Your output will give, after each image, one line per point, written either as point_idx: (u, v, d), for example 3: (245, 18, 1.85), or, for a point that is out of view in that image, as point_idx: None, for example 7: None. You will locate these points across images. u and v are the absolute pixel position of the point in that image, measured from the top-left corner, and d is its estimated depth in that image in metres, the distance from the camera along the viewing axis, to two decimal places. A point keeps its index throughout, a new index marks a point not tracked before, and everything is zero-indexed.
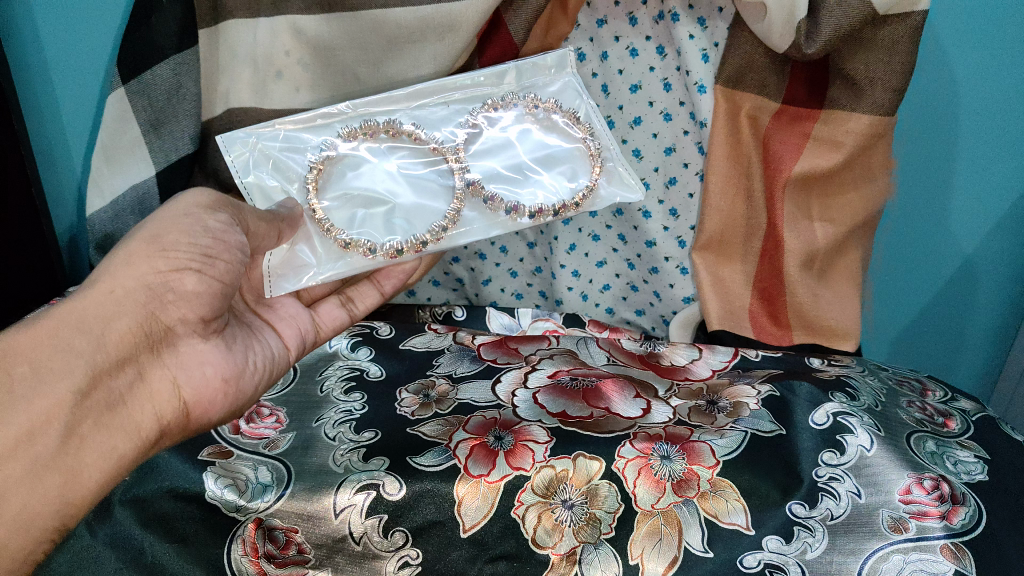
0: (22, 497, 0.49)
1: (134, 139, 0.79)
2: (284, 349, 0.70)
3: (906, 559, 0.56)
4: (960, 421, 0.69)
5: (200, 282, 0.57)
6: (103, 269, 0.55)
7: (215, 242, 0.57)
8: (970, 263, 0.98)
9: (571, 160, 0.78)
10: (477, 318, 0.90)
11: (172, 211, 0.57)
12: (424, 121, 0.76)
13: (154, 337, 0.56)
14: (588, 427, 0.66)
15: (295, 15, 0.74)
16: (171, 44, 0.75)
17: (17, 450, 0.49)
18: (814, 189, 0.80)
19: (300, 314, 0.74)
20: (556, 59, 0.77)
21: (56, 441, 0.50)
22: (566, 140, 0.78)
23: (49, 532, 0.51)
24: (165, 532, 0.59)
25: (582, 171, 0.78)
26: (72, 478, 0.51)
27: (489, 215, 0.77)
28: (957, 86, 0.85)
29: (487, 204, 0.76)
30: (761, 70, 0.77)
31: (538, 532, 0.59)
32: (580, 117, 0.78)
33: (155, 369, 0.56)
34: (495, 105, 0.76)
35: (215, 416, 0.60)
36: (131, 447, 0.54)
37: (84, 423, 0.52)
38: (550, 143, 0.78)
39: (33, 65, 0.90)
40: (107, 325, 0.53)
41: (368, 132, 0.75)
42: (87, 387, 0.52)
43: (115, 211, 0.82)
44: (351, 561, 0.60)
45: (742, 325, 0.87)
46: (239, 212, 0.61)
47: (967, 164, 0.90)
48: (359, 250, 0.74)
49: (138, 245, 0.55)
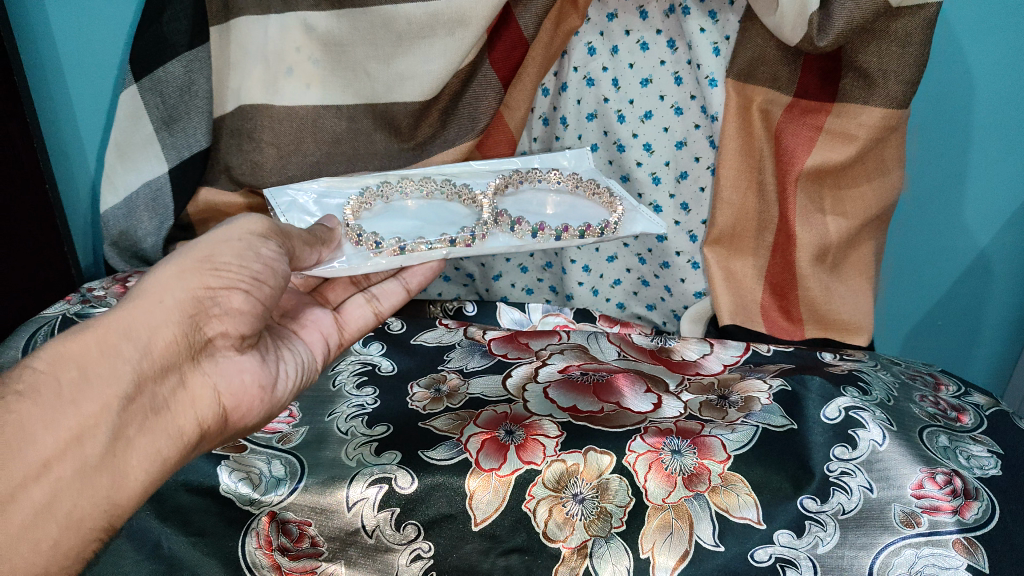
0: (70, 500, 0.46)
1: (146, 137, 0.81)
2: (313, 359, 0.64)
3: (919, 554, 0.55)
4: (974, 415, 0.69)
5: (247, 302, 0.53)
6: (151, 280, 0.51)
7: (266, 267, 0.55)
8: (986, 255, 0.97)
9: (588, 213, 0.80)
10: (488, 313, 0.89)
11: (224, 235, 0.55)
12: (460, 178, 0.80)
13: (195, 345, 0.52)
14: (599, 420, 0.66)
15: (306, 12, 0.75)
16: (184, 41, 0.77)
17: (66, 452, 0.46)
18: (827, 181, 0.79)
19: (323, 319, 0.68)
20: (573, 155, 0.85)
21: (104, 443, 0.47)
22: (589, 205, 0.81)
23: (97, 532, 0.48)
24: (181, 524, 0.60)
25: (601, 217, 0.79)
26: (119, 480, 0.48)
27: (517, 241, 0.76)
28: (973, 77, 0.84)
29: (514, 228, 0.76)
30: (773, 64, 0.77)
31: (549, 526, 0.59)
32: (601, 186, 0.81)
33: (195, 375, 0.53)
34: (521, 178, 0.81)
35: (252, 420, 0.57)
36: (176, 450, 0.51)
37: (130, 426, 0.49)
38: (577, 206, 0.81)
39: (47, 66, 0.91)
40: (155, 331, 0.50)
41: (406, 185, 0.79)
42: (134, 390, 0.49)
43: (128, 207, 0.83)
44: (364, 554, 0.60)
45: (754, 320, 0.86)
46: (286, 238, 0.59)
47: (982, 156, 0.89)
48: (388, 250, 0.71)
49: (189, 260, 0.52)
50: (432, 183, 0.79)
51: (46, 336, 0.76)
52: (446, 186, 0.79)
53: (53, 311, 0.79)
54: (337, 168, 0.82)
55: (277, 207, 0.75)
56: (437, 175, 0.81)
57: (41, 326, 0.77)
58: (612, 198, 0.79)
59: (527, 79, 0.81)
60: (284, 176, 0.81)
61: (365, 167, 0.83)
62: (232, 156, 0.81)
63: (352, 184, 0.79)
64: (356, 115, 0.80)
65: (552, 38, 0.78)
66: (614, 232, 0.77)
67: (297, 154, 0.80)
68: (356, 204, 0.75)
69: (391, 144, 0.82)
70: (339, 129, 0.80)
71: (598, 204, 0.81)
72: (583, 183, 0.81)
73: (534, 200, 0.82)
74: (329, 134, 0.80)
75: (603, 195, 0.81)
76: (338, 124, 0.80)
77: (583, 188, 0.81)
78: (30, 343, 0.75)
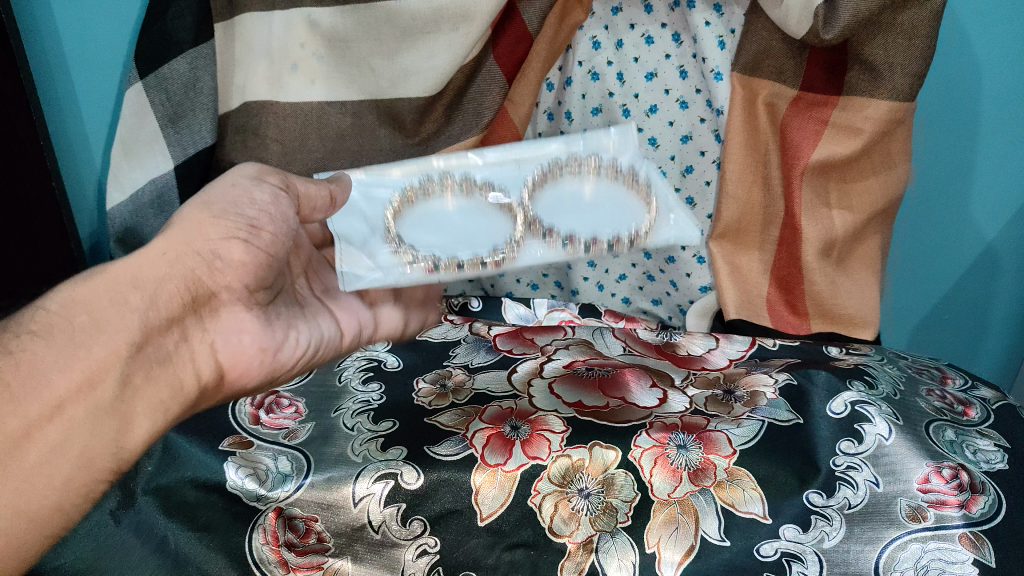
0: (79, 443, 0.52)
1: (152, 134, 0.81)
2: (336, 334, 0.69)
3: (925, 548, 0.56)
4: (980, 409, 0.69)
5: (246, 253, 0.58)
6: (161, 233, 0.57)
7: (262, 214, 0.58)
8: (993, 248, 0.96)
9: (620, 211, 0.66)
10: (493, 309, 0.89)
11: (227, 182, 0.59)
12: (495, 177, 0.68)
13: (201, 300, 0.58)
14: (607, 417, 0.66)
15: (309, 8, 0.75)
16: (188, 38, 0.77)
17: (78, 395, 0.52)
18: (832, 175, 0.79)
19: (359, 308, 0.72)
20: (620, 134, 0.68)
21: (113, 386, 0.53)
22: (621, 199, 0.67)
23: (107, 473, 0.54)
24: (187, 520, 0.60)
25: (630, 219, 0.65)
26: (125, 424, 0.54)
27: (548, 250, 0.65)
28: (980, 68, 0.84)
29: (544, 236, 0.65)
30: (778, 57, 0.76)
31: (554, 521, 0.60)
32: (639, 171, 0.67)
33: (198, 332, 0.58)
34: (560, 166, 0.68)
35: (252, 381, 0.63)
36: (176, 400, 0.57)
37: (138, 372, 0.55)
38: (611, 200, 0.67)
39: (53, 62, 0.91)
40: (160, 284, 0.56)
41: (447, 184, 0.68)
42: (141, 339, 0.55)
43: (134, 205, 0.85)
44: (370, 549, 0.60)
45: (760, 315, 0.86)
46: (292, 188, 0.61)
47: (990, 148, 0.89)
48: (422, 264, 0.63)
49: (195, 212, 0.58)
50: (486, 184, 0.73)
51: None
52: (485, 186, 0.67)
53: None
54: (343, 164, 0.83)
55: (335, 171, 0.72)
56: (479, 168, 0.69)
57: None
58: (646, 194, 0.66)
59: (531, 73, 0.80)
60: (290, 173, 0.82)
61: (369, 163, 0.83)
62: (236, 153, 0.83)
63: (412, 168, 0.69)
64: (360, 111, 0.80)
65: (557, 32, 0.78)
66: (642, 240, 0.64)
67: (301, 151, 0.81)
68: (398, 203, 0.67)
69: (396, 139, 0.82)
70: (342, 124, 0.81)
71: (628, 192, 0.67)
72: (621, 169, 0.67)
73: (567, 189, 0.67)
74: (333, 129, 0.81)
75: (634, 180, 0.67)
76: (342, 119, 0.80)
77: (610, 172, 0.67)
78: None
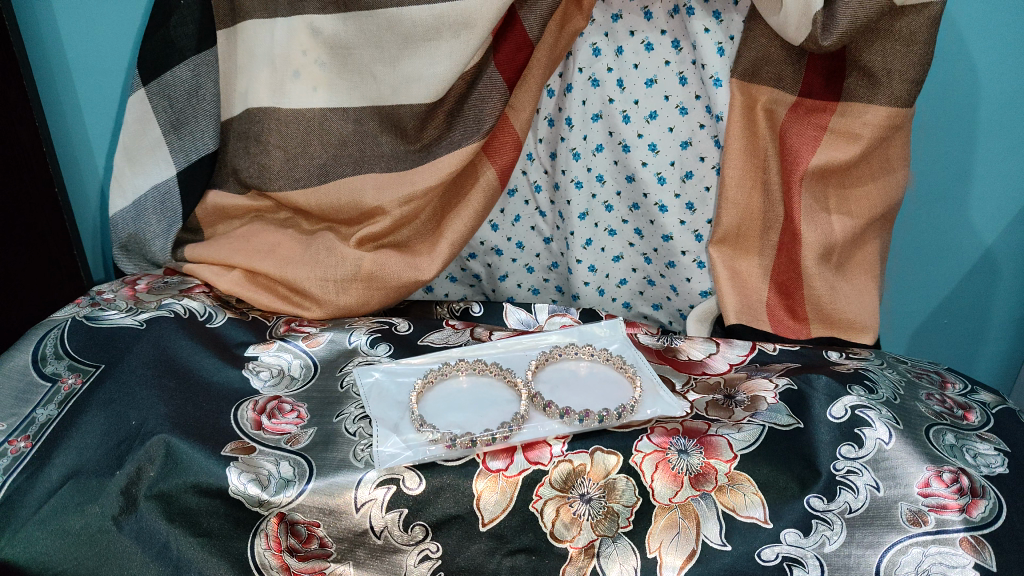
0: None
1: (154, 140, 0.85)
2: None
3: (926, 552, 0.56)
4: (980, 413, 0.69)
5: None
6: None
7: None
8: (992, 252, 0.96)
9: (612, 391, 0.71)
10: (495, 314, 0.89)
11: None
12: (505, 360, 0.75)
13: None
14: (627, 420, 0.66)
15: (312, 15, 0.77)
16: (192, 46, 0.81)
17: None
18: (831, 180, 0.79)
19: None
20: (609, 324, 0.80)
21: None
22: (614, 381, 0.72)
23: None
24: (189, 527, 0.59)
25: (620, 399, 0.69)
26: None
27: (562, 427, 0.65)
28: (976, 73, 0.85)
29: (545, 408, 0.66)
30: (777, 63, 0.77)
31: (556, 526, 0.60)
32: (627, 362, 0.74)
33: None
34: (560, 352, 0.76)
35: None
36: None
37: None
38: (606, 385, 0.72)
39: (55, 68, 0.92)
40: None
41: (473, 367, 0.73)
42: None
43: (136, 210, 0.87)
44: (372, 555, 0.60)
45: (761, 319, 0.85)
46: None
47: (987, 153, 0.90)
48: (460, 443, 0.62)
49: None
50: (485, 363, 0.73)
51: (55, 340, 0.73)
52: (492, 367, 0.73)
53: (63, 315, 0.78)
54: (345, 170, 0.81)
55: (361, 392, 0.70)
56: (490, 353, 0.76)
57: (50, 329, 0.75)
58: (633, 373, 0.71)
59: (532, 80, 0.80)
60: (292, 178, 0.82)
61: (371, 169, 0.81)
62: (239, 159, 0.84)
63: (431, 358, 0.75)
64: (362, 117, 0.81)
65: (557, 39, 0.79)
66: (629, 415, 0.66)
67: (304, 156, 0.81)
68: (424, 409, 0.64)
69: (398, 146, 0.82)
70: (345, 130, 0.81)
71: (621, 379, 0.73)
72: (612, 356, 0.75)
73: (565, 372, 0.74)
74: (336, 135, 0.81)
75: (629, 376, 0.72)
76: (345, 125, 0.81)
77: (598, 357, 0.75)
78: (39, 346, 0.73)
